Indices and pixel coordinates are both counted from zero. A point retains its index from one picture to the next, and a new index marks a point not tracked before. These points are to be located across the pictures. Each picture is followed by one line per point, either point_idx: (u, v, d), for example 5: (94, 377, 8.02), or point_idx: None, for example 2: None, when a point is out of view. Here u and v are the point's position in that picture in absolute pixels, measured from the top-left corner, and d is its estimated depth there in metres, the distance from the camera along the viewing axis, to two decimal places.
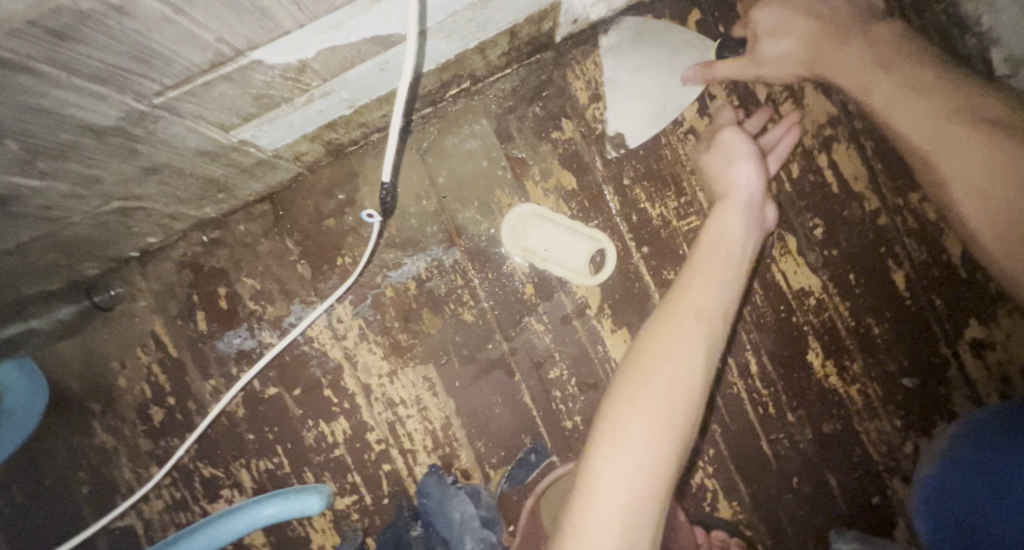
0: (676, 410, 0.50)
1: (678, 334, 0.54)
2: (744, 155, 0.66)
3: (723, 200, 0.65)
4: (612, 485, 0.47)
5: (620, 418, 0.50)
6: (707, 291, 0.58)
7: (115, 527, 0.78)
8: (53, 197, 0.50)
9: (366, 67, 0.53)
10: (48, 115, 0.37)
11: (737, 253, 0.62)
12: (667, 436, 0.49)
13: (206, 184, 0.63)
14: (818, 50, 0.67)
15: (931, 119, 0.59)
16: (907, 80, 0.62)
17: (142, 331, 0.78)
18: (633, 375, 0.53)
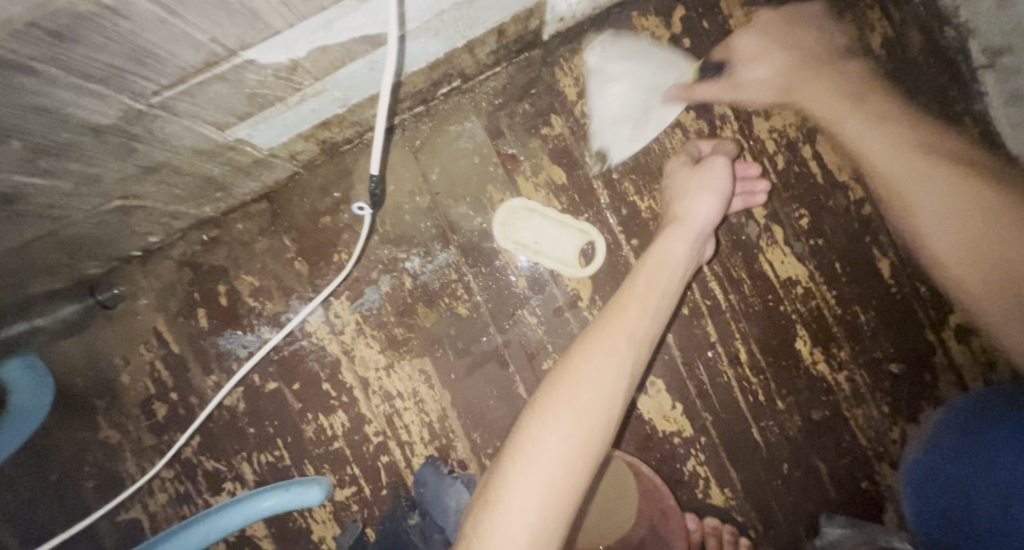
0: (594, 434, 0.49)
1: (607, 355, 0.54)
2: (712, 187, 0.67)
3: (676, 223, 0.66)
4: (524, 504, 0.46)
5: (537, 433, 0.49)
6: (642, 316, 0.58)
7: (121, 520, 0.80)
8: (56, 195, 0.51)
9: (357, 66, 0.54)
10: (50, 114, 0.39)
11: (676, 280, 0.62)
12: (582, 459, 0.48)
13: (204, 182, 0.65)
14: (841, 115, 0.72)
15: (956, 189, 0.61)
16: (926, 162, 0.65)
17: (144, 328, 0.80)
18: (556, 392, 0.52)
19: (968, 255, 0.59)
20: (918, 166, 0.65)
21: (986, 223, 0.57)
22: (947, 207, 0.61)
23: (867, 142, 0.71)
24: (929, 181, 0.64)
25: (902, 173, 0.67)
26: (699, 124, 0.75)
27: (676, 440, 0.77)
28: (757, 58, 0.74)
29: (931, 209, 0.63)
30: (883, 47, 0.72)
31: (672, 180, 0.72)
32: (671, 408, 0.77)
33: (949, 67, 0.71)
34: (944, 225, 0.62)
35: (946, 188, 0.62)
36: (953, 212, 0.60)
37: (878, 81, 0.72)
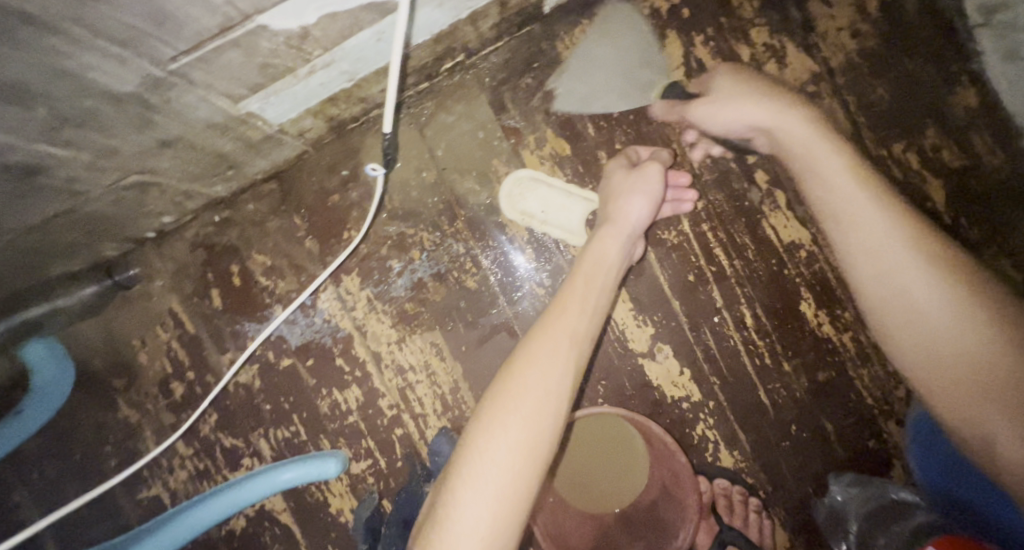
0: (541, 442, 0.48)
1: (550, 358, 0.52)
2: (642, 189, 0.68)
3: (608, 226, 0.66)
4: (471, 523, 0.44)
5: (483, 448, 0.47)
6: (582, 315, 0.57)
7: (143, 497, 0.82)
8: (77, 168, 0.53)
9: (364, 36, 0.56)
10: (74, 79, 0.40)
11: (612, 278, 0.63)
12: (531, 467, 0.47)
13: (217, 159, 0.66)
14: (830, 168, 0.56)
15: (909, 261, 0.50)
16: (908, 241, 0.51)
17: (160, 309, 0.81)
18: (499, 400, 0.50)
19: (946, 373, 0.47)
20: (916, 249, 0.50)
21: (961, 336, 0.47)
22: (946, 312, 0.48)
23: (844, 199, 0.55)
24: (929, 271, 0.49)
25: (865, 244, 0.53)
26: None
27: (685, 405, 0.78)
28: (729, 97, 0.66)
29: (889, 289, 0.51)
30: (880, 9, 0.73)
31: (608, 183, 0.72)
32: (680, 373, 0.78)
33: (946, 28, 0.72)
34: (935, 328, 0.48)
35: (946, 288, 0.48)
36: (948, 321, 0.48)
37: (875, 44, 0.73)
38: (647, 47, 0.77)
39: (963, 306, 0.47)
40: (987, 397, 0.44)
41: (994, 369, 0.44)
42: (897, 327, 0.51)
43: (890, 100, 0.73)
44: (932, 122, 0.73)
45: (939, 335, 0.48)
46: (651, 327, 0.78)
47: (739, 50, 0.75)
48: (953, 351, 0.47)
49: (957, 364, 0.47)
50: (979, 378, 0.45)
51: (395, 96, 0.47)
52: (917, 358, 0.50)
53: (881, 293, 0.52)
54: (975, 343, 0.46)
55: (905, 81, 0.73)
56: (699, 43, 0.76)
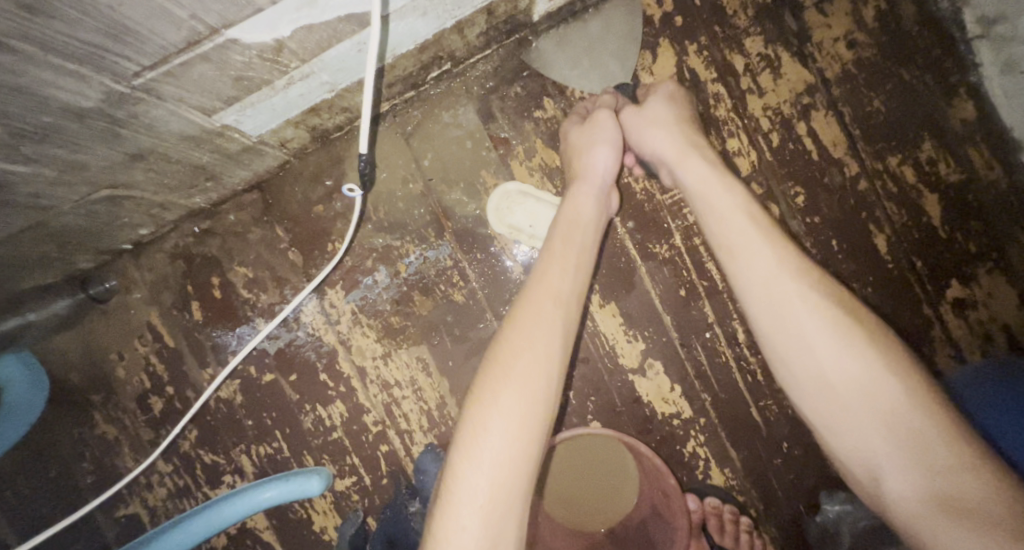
0: (534, 404, 0.48)
1: (536, 322, 0.52)
2: (606, 138, 0.65)
3: (578, 182, 0.65)
4: (472, 496, 0.45)
5: (478, 421, 0.47)
6: (564, 274, 0.56)
7: (121, 515, 0.80)
8: (42, 184, 0.51)
9: (344, 47, 0.54)
10: (29, 96, 0.38)
11: (595, 234, 0.61)
12: (529, 432, 0.47)
13: (193, 171, 0.64)
14: (733, 220, 0.56)
15: (822, 316, 0.49)
16: (810, 300, 0.50)
17: (139, 322, 0.79)
18: (492, 371, 0.50)
19: (853, 432, 0.47)
20: (821, 307, 0.50)
21: (861, 375, 0.47)
22: (851, 367, 0.47)
23: (751, 262, 0.54)
24: (833, 329, 0.49)
25: (773, 303, 0.52)
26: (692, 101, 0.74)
27: (676, 422, 0.76)
28: (651, 123, 0.66)
29: (799, 335, 0.50)
30: (877, 19, 0.71)
31: (568, 143, 0.70)
32: (670, 390, 0.77)
33: (944, 39, 0.71)
34: (839, 388, 0.48)
35: (850, 344, 0.48)
36: (858, 381, 0.47)
37: (871, 55, 0.72)
38: (620, 26, 0.74)
39: (866, 362, 0.47)
40: (889, 452, 0.45)
41: (896, 426, 0.44)
42: (807, 392, 0.50)
43: (887, 113, 0.72)
44: (929, 135, 0.71)
45: (843, 394, 0.47)
46: (642, 343, 0.77)
47: (733, 59, 0.74)
48: (855, 411, 0.47)
49: (862, 421, 0.46)
50: (879, 433, 0.45)
51: (371, 111, 0.45)
52: (824, 421, 0.49)
53: (789, 355, 0.51)
54: (886, 398, 0.45)
55: (901, 93, 0.71)
56: (692, 52, 0.74)
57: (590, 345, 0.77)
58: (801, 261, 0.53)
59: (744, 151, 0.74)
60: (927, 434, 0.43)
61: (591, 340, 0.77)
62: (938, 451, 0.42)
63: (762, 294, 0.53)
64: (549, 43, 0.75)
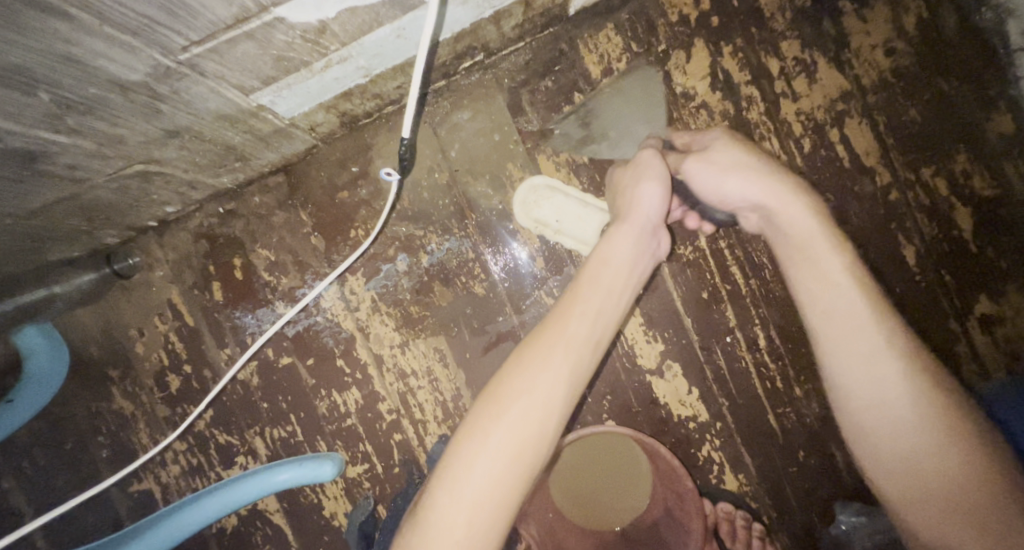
0: (541, 422, 0.46)
1: (555, 345, 0.49)
2: (658, 173, 0.60)
3: (619, 222, 0.59)
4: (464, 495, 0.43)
5: (465, 457, 0.45)
6: (594, 298, 0.52)
7: (134, 490, 0.80)
8: (78, 156, 0.51)
9: (383, 32, 0.54)
10: (78, 65, 0.38)
11: (628, 274, 0.56)
12: (530, 451, 0.45)
13: (224, 151, 0.64)
14: (821, 260, 0.53)
15: (908, 379, 0.48)
16: (895, 357, 0.49)
17: (160, 300, 0.80)
18: (487, 406, 0.47)
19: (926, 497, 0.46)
20: (907, 361, 0.49)
21: (946, 452, 0.45)
22: (929, 429, 0.46)
23: (835, 299, 0.52)
24: (920, 390, 0.47)
25: (848, 348, 0.51)
26: (725, 104, 0.73)
27: (692, 425, 0.76)
28: (725, 162, 0.59)
29: (879, 394, 0.49)
30: (917, 27, 0.70)
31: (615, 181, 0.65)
32: (688, 392, 0.76)
33: (984, 51, 0.70)
34: (913, 447, 0.47)
35: (933, 404, 0.46)
36: (937, 448, 0.45)
37: (909, 64, 0.71)
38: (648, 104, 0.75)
39: (945, 429, 0.46)
40: (963, 532, 0.43)
41: (976, 504, 0.43)
42: (884, 455, 0.49)
43: (922, 123, 0.71)
44: (964, 147, 0.70)
45: (925, 468, 0.46)
46: (661, 344, 0.76)
47: (768, 63, 0.73)
48: (932, 478, 0.45)
49: (936, 496, 0.45)
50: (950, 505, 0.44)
51: (417, 92, 0.44)
52: (904, 487, 0.48)
53: (863, 404, 0.50)
54: (966, 471, 0.44)
55: (938, 104, 0.71)
56: (727, 53, 0.73)
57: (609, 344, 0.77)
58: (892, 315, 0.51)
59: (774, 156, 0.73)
60: (993, 516, 0.41)
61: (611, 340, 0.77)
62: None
63: (840, 343, 0.52)
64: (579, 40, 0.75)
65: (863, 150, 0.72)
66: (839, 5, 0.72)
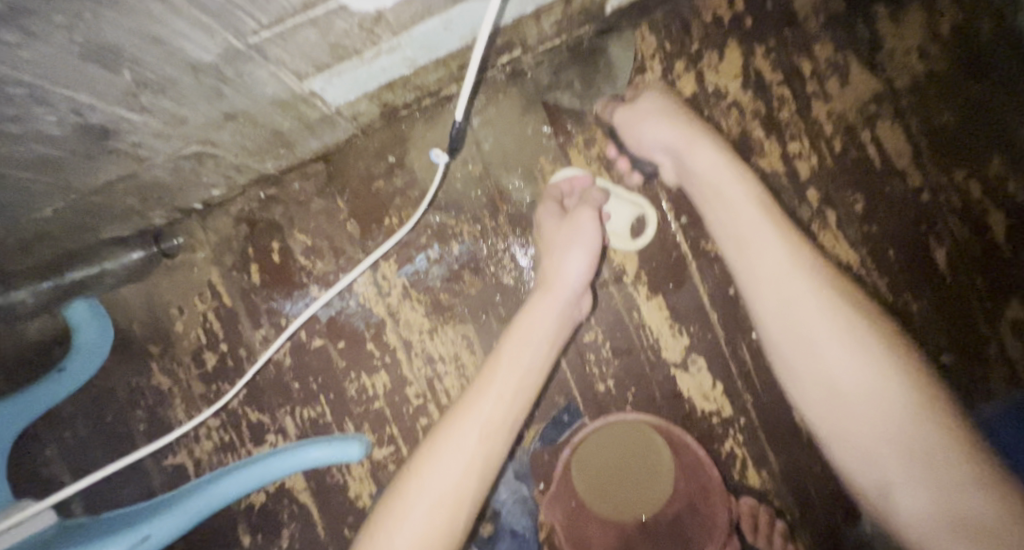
0: (442, 522, 0.50)
1: (456, 443, 0.53)
2: (581, 241, 0.64)
3: (544, 292, 0.63)
4: None
5: (383, 536, 0.49)
6: (502, 397, 0.56)
7: (169, 465, 0.83)
8: (144, 135, 0.54)
9: (433, 23, 0.56)
10: (161, 46, 0.41)
11: (542, 355, 0.60)
12: (431, 548, 0.49)
13: (273, 136, 0.67)
14: (752, 222, 0.57)
15: (835, 316, 0.51)
16: (820, 297, 0.52)
17: (201, 280, 0.83)
18: (408, 483, 0.52)
19: (853, 433, 0.48)
20: (833, 307, 0.51)
21: (881, 384, 0.47)
22: (855, 362, 0.49)
23: (761, 257, 0.56)
24: (847, 326, 0.50)
25: (778, 296, 0.54)
26: (756, 103, 0.75)
27: (715, 420, 0.77)
28: (651, 114, 0.69)
29: (816, 341, 0.51)
30: (952, 31, 0.71)
31: (543, 231, 0.70)
32: (712, 387, 0.77)
33: (1020, 56, 0.70)
34: (842, 374, 0.49)
35: (867, 341, 0.49)
36: (865, 385, 0.48)
37: (943, 67, 0.71)
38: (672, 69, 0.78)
39: (883, 356, 0.48)
40: (893, 457, 0.46)
41: (906, 435, 0.45)
42: (815, 393, 0.52)
43: (954, 126, 0.71)
44: (997, 151, 0.70)
45: (855, 399, 0.48)
46: (686, 339, 0.77)
47: (801, 64, 0.74)
48: (862, 424, 0.48)
49: (872, 428, 0.47)
50: (884, 435, 0.46)
51: (477, 66, 0.44)
52: (840, 420, 0.49)
53: (793, 356, 0.53)
54: (895, 405, 0.46)
55: (971, 107, 0.71)
56: (760, 54, 0.75)
57: (635, 337, 0.78)
58: (816, 262, 0.55)
59: (804, 155, 0.74)
60: (929, 442, 0.44)
61: (637, 333, 0.78)
62: (942, 473, 0.43)
63: (775, 301, 0.54)
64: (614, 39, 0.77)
65: (894, 151, 0.73)
66: (874, 8, 0.73)
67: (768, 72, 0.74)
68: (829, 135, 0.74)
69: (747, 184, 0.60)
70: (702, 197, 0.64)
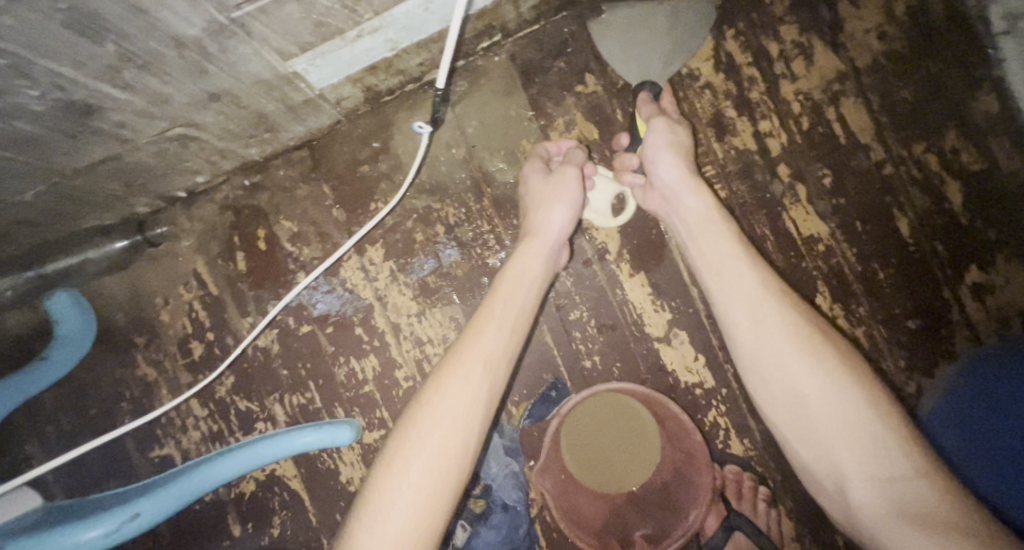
0: (454, 457, 0.48)
1: (463, 379, 0.52)
2: (566, 198, 0.67)
3: (531, 237, 0.66)
4: (398, 514, 0.45)
5: (397, 470, 0.48)
6: (500, 336, 0.56)
7: (155, 456, 0.82)
8: (128, 114, 0.54)
9: (413, 3, 0.58)
10: (145, 17, 0.42)
11: (533, 296, 0.62)
12: (448, 478, 0.48)
13: (257, 119, 0.68)
14: (727, 253, 0.60)
15: (793, 329, 0.54)
16: (786, 316, 0.54)
17: (185, 270, 0.82)
18: (417, 416, 0.50)
19: (820, 444, 0.50)
20: (796, 325, 0.54)
21: (838, 387, 0.49)
22: (817, 370, 0.51)
23: (733, 283, 0.58)
24: (808, 337, 0.53)
25: (748, 310, 0.56)
26: (727, 85, 0.78)
27: (698, 391, 0.79)
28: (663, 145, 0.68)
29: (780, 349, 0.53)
30: (907, 13, 0.75)
31: (529, 189, 0.72)
32: (695, 359, 0.79)
33: (970, 35, 0.74)
34: (804, 381, 0.51)
35: (823, 347, 0.52)
36: (827, 394, 0.49)
37: (900, 47, 0.75)
38: (681, 32, 0.77)
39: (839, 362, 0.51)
40: (852, 459, 0.47)
41: (860, 431, 0.47)
42: (781, 402, 0.53)
43: (913, 102, 0.75)
44: (952, 125, 0.75)
45: (814, 401, 0.50)
46: (669, 313, 0.80)
47: (768, 46, 0.77)
48: (826, 425, 0.49)
49: (832, 429, 0.49)
50: (845, 440, 0.48)
51: (452, 53, 0.46)
52: (806, 424, 0.51)
53: (769, 372, 0.54)
54: (851, 405, 0.48)
55: (927, 84, 0.75)
56: (730, 37, 0.78)
57: (619, 313, 0.80)
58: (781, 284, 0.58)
59: (774, 133, 0.77)
60: (881, 437, 0.46)
61: (620, 309, 0.80)
62: (891, 456, 0.45)
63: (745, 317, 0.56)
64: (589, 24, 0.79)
65: (858, 127, 0.76)
66: None
67: (737, 54, 0.78)
68: (797, 114, 0.77)
69: (731, 233, 0.61)
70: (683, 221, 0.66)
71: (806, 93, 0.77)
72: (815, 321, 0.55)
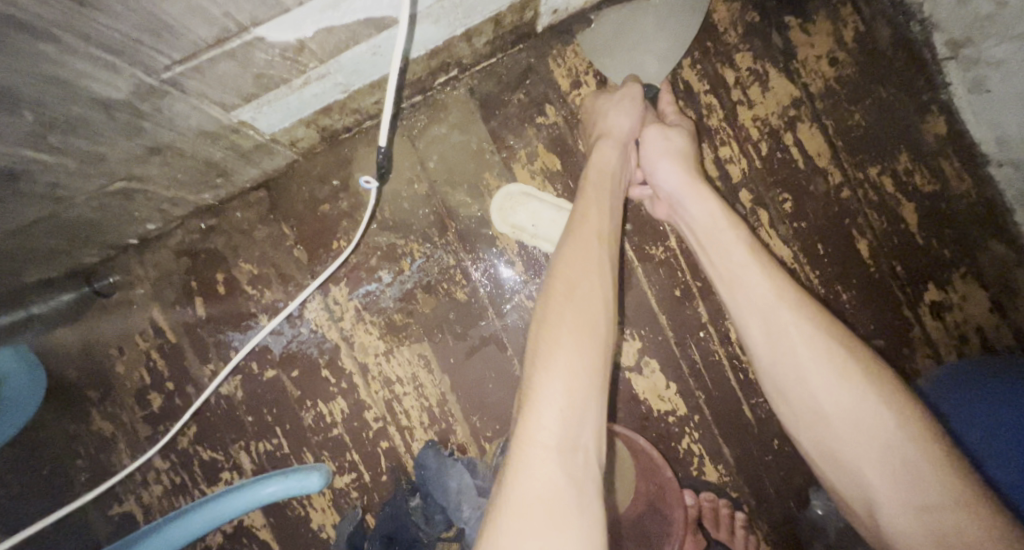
0: (600, 332, 0.47)
1: (585, 252, 0.52)
2: (626, 106, 0.69)
3: (602, 138, 0.67)
4: (553, 397, 0.42)
5: (548, 353, 0.45)
6: (601, 215, 0.57)
7: (115, 514, 0.79)
8: (60, 174, 0.52)
9: (360, 50, 0.56)
10: (64, 86, 0.40)
11: (619, 186, 0.63)
12: (597, 353, 0.45)
13: (206, 167, 0.66)
14: (741, 260, 0.57)
15: (812, 336, 0.50)
16: (806, 325, 0.51)
17: (140, 318, 0.80)
18: (556, 297, 0.49)
19: (849, 466, 0.47)
20: (815, 333, 0.50)
21: (869, 403, 0.46)
22: (839, 384, 0.48)
23: (748, 290, 0.55)
24: (828, 344, 0.50)
25: (763, 320, 0.53)
26: (686, 112, 0.78)
27: (671, 419, 0.79)
28: (665, 154, 0.67)
29: (800, 358, 0.50)
30: (856, 39, 0.77)
31: (593, 107, 0.73)
32: (666, 387, 0.79)
33: (917, 58, 0.76)
34: (824, 394, 0.48)
35: (844, 354, 0.49)
36: (854, 415, 0.46)
37: (851, 72, 0.77)
38: (678, 27, 0.75)
39: (865, 372, 0.48)
40: (883, 484, 0.45)
41: (891, 456, 0.44)
42: (802, 419, 0.51)
43: (866, 126, 0.77)
44: (904, 147, 0.76)
45: (838, 420, 0.47)
46: (639, 342, 0.79)
47: (724, 73, 0.78)
48: (855, 445, 0.46)
49: (858, 449, 0.46)
50: (873, 461, 0.45)
51: (391, 107, 0.46)
52: (831, 443, 0.48)
53: (790, 386, 0.51)
54: (878, 423, 0.45)
55: (879, 108, 0.76)
56: (687, 65, 0.78)
57: None
58: (798, 291, 0.54)
59: (734, 159, 0.78)
60: (915, 461, 0.43)
61: None
62: (927, 482, 0.42)
63: (760, 325, 0.54)
64: (546, 57, 0.79)
65: (815, 152, 0.77)
66: (786, 20, 0.78)
67: (694, 82, 0.78)
68: (755, 140, 0.78)
69: (742, 238, 0.58)
70: (694, 233, 0.64)
71: (762, 120, 0.78)
72: (838, 328, 0.51)
